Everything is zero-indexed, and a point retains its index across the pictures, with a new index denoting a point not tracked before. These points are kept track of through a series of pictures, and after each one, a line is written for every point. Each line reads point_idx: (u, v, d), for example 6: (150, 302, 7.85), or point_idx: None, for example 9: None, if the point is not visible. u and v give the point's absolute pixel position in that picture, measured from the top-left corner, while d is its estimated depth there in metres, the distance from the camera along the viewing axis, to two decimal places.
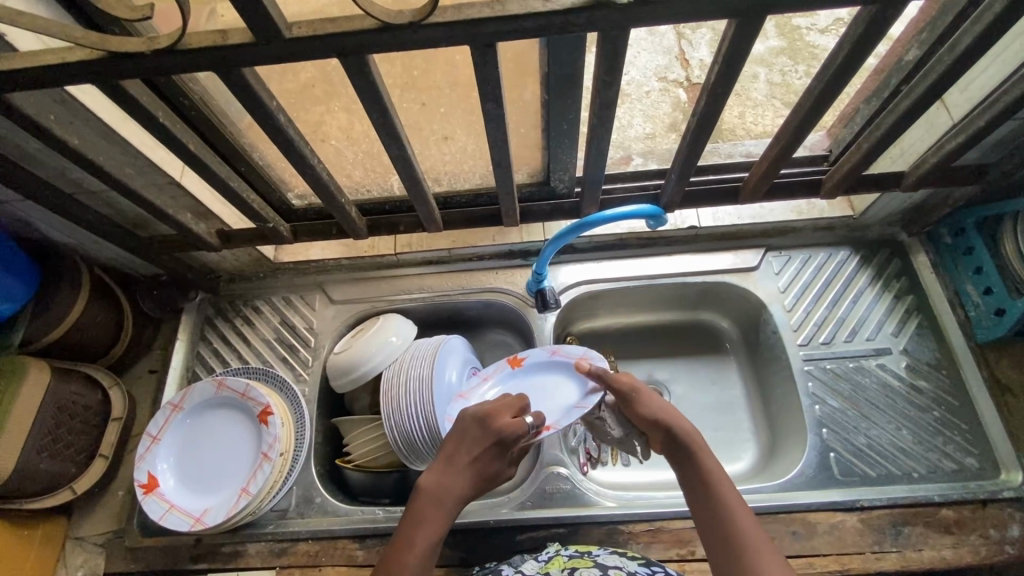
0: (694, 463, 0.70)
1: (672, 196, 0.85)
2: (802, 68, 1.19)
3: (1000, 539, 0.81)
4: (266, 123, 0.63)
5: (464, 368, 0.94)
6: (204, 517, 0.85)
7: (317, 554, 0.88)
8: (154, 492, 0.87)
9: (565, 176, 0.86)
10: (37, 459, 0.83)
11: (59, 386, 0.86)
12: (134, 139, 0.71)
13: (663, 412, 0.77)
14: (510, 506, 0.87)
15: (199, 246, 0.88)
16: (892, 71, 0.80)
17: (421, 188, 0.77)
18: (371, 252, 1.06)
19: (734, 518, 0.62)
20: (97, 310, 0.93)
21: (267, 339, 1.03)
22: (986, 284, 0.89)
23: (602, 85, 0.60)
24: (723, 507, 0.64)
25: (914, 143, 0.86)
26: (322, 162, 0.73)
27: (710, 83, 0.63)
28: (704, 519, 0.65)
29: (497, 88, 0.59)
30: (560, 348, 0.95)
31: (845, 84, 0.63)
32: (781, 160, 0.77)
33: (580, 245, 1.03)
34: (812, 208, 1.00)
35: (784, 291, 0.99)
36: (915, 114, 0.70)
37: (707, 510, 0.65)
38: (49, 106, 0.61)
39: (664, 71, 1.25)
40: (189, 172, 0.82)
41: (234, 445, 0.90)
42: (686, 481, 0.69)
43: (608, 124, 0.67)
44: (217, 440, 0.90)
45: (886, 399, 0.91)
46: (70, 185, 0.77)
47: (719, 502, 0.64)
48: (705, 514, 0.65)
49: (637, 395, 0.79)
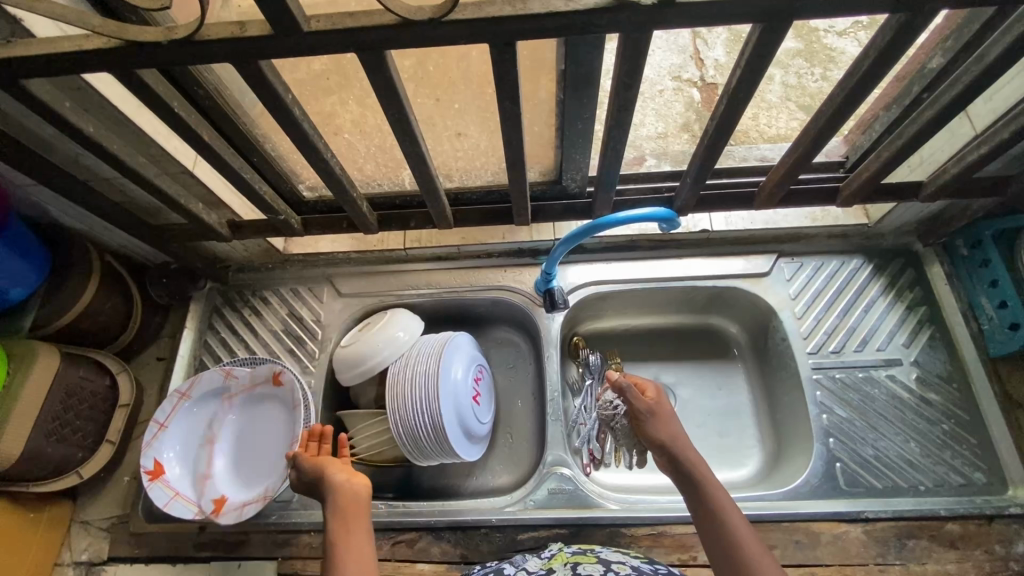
0: (709, 494, 0.69)
1: (687, 199, 0.84)
2: (818, 71, 1.17)
3: (1006, 556, 0.80)
4: (280, 116, 0.63)
5: (470, 365, 0.94)
6: (236, 507, 0.87)
7: (319, 546, 0.88)
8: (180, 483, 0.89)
9: (577, 176, 0.85)
10: (45, 443, 0.83)
11: (67, 372, 0.86)
12: (148, 127, 0.71)
13: (680, 436, 0.76)
14: (514, 505, 0.88)
15: (209, 236, 0.88)
16: (914, 78, 0.78)
17: (433, 184, 0.77)
18: (380, 246, 1.06)
19: (744, 549, 0.63)
20: (107, 297, 0.93)
21: (274, 330, 1.03)
22: (1001, 297, 0.88)
23: (621, 87, 0.59)
24: (738, 541, 0.63)
25: (934, 152, 0.84)
26: (335, 156, 0.72)
27: (731, 87, 0.62)
28: (716, 553, 0.65)
29: (515, 86, 0.58)
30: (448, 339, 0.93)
31: (867, 93, 0.62)
32: (800, 165, 0.75)
33: (590, 245, 1.02)
34: (825, 215, 0.99)
35: (795, 298, 0.98)
36: (938, 124, 0.69)
37: (720, 542, 0.65)
38: (65, 93, 0.61)
39: (678, 70, 1.23)
40: (202, 162, 0.82)
41: (263, 433, 0.93)
42: (697, 511, 0.69)
43: (625, 127, 0.66)
44: (245, 426, 0.94)
45: (895, 410, 0.90)
46: (83, 172, 0.77)
47: (733, 535, 0.64)
48: (717, 547, 0.65)
49: (651, 414, 0.78)
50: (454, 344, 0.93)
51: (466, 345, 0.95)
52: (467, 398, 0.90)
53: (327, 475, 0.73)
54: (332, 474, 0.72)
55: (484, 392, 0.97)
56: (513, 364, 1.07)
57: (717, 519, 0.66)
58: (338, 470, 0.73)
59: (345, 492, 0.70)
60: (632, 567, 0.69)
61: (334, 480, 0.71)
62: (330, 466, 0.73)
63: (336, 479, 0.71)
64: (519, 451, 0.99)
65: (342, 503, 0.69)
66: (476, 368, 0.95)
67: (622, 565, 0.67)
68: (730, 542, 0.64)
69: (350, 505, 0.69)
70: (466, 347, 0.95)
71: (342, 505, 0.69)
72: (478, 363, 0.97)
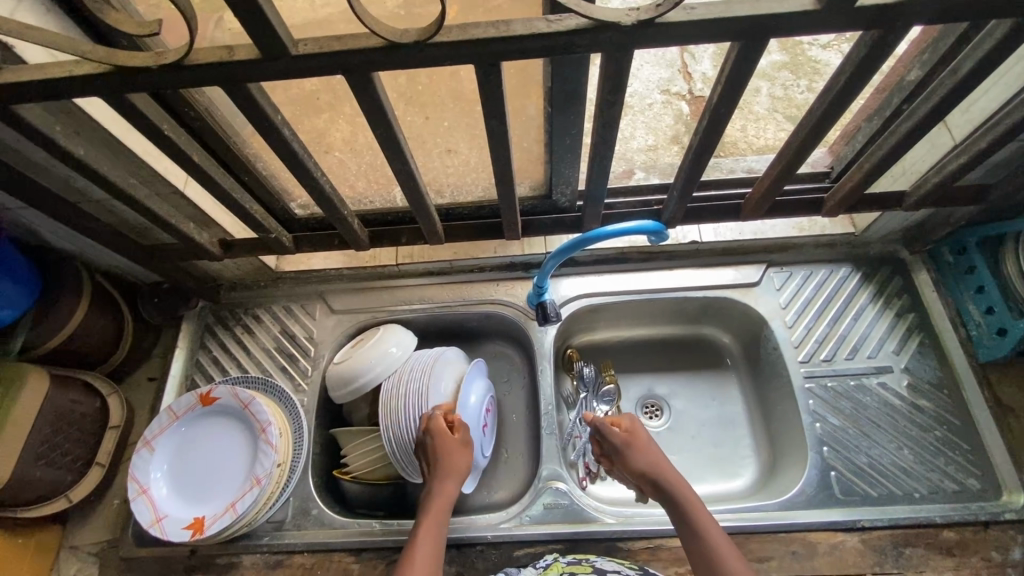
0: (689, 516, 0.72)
1: (674, 212, 0.85)
2: (804, 83, 1.19)
3: (1002, 562, 0.80)
4: (271, 137, 0.63)
5: (484, 395, 0.94)
6: (234, 506, 0.84)
7: (312, 567, 0.87)
8: (157, 526, 0.84)
9: (567, 190, 0.86)
10: (34, 468, 0.82)
11: (57, 394, 0.86)
12: (138, 148, 0.71)
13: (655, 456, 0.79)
14: (510, 521, 0.87)
15: (200, 255, 0.88)
16: (894, 90, 0.80)
17: (424, 202, 0.77)
18: (373, 262, 1.06)
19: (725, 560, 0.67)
20: (97, 318, 0.93)
21: (266, 348, 1.03)
22: (988, 304, 0.90)
23: (605, 103, 0.61)
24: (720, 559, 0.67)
25: (915, 162, 0.86)
26: (325, 175, 0.73)
27: (713, 103, 0.63)
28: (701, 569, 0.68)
29: (502, 105, 0.59)
30: (439, 355, 0.93)
31: (847, 105, 0.64)
32: (783, 178, 0.77)
33: (582, 258, 1.03)
34: (813, 224, 1.01)
35: (785, 307, 0.99)
36: (918, 134, 0.70)
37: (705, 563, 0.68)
38: (56, 117, 0.62)
39: (667, 84, 1.25)
40: (193, 182, 0.83)
41: (222, 446, 0.90)
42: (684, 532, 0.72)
43: (610, 143, 0.67)
44: (194, 450, 0.90)
45: (886, 417, 0.91)
46: (73, 194, 0.77)
47: (717, 556, 0.67)
48: (704, 568, 0.68)
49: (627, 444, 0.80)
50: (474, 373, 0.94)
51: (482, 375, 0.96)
52: (477, 424, 0.90)
53: (449, 471, 0.80)
54: (451, 470, 0.80)
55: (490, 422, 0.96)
56: (506, 377, 1.07)
57: (698, 536, 0.70)
58: (462, 470, 0.81)
59: (447, 495, 0.79)
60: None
61: (448, 477, 0.80)
62: (455, 463, 0.81)
63: (453, 483, 0.80)
64: (515, 466, 0.99)
65: (444, 506, 0.79)
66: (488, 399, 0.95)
67: None
68: (716, 565, 0.67)
69: (440, 506, 0.78)
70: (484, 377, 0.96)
71: (440, 507, 0.78)
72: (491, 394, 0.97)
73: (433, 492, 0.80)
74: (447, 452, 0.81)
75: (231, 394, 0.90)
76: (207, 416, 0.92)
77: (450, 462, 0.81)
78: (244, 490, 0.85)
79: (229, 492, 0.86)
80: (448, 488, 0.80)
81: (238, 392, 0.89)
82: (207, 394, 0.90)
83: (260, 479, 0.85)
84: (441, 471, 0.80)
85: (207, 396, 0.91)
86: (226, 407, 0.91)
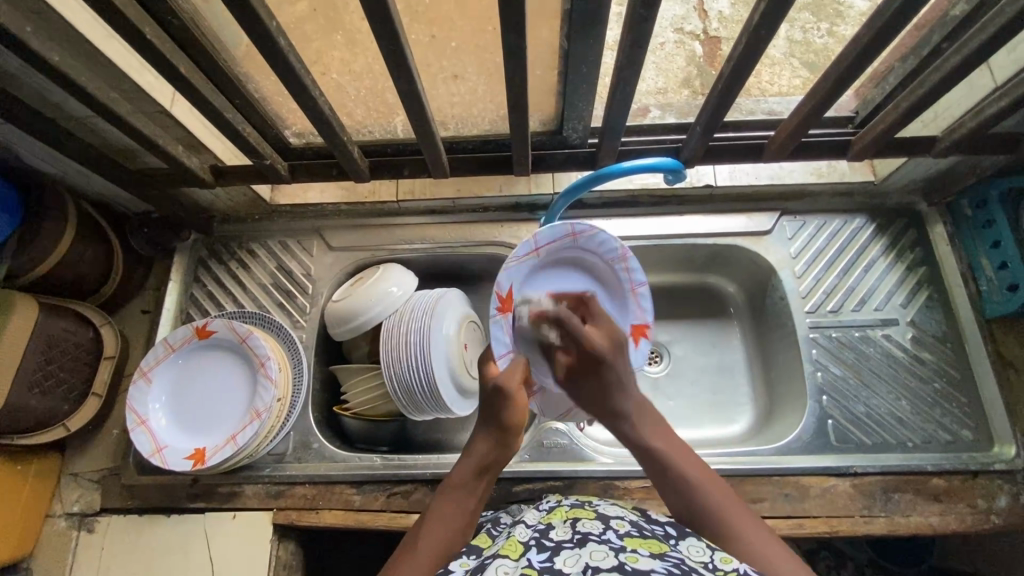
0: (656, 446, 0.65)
1: (695, 150, 0.81)
2: (825, 26, 1.11)
3: (987, 509, 0.83)
4: (264, 47, 0.58)
5: (516, 321, 0.78)
6: (234, 438, 0.84)
7: (314, 498, 0.88)
8: (158, 455, 0.84)
9: (579, 126, 0.81)
10: (28, 396, 0.81)
11: (48, 322, 0.83)
12: (117, 58, 0.65)
13: (631, 384, 0.70)
14: (509, 459, 0.88)
15: (191, 182, 0.83)
16: (935, 26, 0.74)
17: (428, 128, 0.74)
18: (372, 197, 1.02)
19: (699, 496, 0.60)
20: (85, 248, 0.89)
21: (262, 284, 1.00)
22: (1001, 258, 0.88)
23: (637, 19, 0.55)
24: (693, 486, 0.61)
25: (949, 107, 0.82)
26: (324, 95, 0.68)
27: (752, 25, 0.58)
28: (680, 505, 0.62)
29: (521, 16, 0.54)
30: (437, 302, 0.89)
31: (894, 34, 0.59)
32: (812, 118, 0.73)
33: (590, 200, 0.99)
34: (831, 170, 0.98)
35: (795, 257, 0.97)
36: (964, 71, 0.66)
37: (681, 495, 0.62)
38: (25, 16, 0.56)
39: (681, 22, 1.17)
40: (180, 100, 0.77)
41: (222, 380, 0.89)
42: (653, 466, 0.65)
43: (636, 67, 0.63)
44: (192, 383, 0.89)
45: (888, 369, 0.91)
46: (50, 109, 0.72)
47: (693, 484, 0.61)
48: (680, 499, 0.62)
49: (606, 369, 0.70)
50: (516, 337, 0.79)
51: (525, 311, 0.80)
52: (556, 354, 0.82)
53: (506, 432, 0.67)
54: (505, 433, 0.67)
55: (584, 313, 0.83)
56: None
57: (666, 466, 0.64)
58: (513, 433, 0.68)
59: (496, 456, 0.66)
60: (631, 523, 0.61)
61: (504, 437, 0.67)
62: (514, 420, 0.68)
63: (503, 445, 0.67)
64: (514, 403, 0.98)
65: (487, 469, 0.66)
66: (520, 312, 0.79)
67: (620, 523, 0.58)
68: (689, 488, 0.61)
69: (484, 463, 0.66)
70: (518, 283, 0.79)
71: (485, 467, 0.66)
72: (546, 275, 0.82)
73: (478, 451, 0.67)
74: (507, 409, 0.67)
75: (228, 328, 0.88)
76: (204, 349, 0.90)
77: (504, 425, 0.67)
78: (245, 423, 0.84)
79: (230, 424, 0.86)
80: (490, 452, 0.66)
81: (234, 326, 0.87)
82: (204, 327, 0.88)
83: (260, 413, 0.84)
84: (493, 432, 0.67)
85: (203, 329, 0.89)
86: (223, 341, 0.89)
